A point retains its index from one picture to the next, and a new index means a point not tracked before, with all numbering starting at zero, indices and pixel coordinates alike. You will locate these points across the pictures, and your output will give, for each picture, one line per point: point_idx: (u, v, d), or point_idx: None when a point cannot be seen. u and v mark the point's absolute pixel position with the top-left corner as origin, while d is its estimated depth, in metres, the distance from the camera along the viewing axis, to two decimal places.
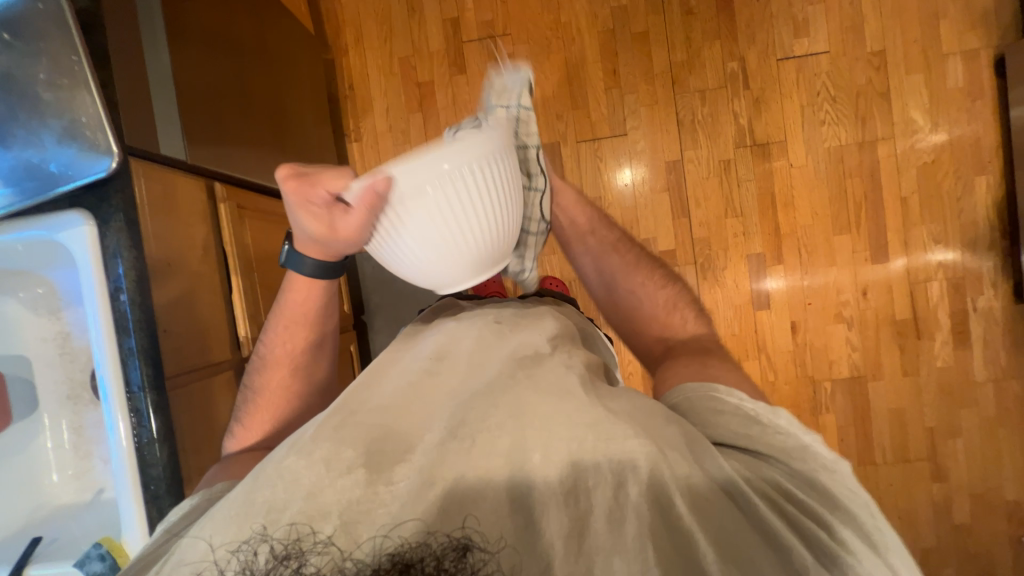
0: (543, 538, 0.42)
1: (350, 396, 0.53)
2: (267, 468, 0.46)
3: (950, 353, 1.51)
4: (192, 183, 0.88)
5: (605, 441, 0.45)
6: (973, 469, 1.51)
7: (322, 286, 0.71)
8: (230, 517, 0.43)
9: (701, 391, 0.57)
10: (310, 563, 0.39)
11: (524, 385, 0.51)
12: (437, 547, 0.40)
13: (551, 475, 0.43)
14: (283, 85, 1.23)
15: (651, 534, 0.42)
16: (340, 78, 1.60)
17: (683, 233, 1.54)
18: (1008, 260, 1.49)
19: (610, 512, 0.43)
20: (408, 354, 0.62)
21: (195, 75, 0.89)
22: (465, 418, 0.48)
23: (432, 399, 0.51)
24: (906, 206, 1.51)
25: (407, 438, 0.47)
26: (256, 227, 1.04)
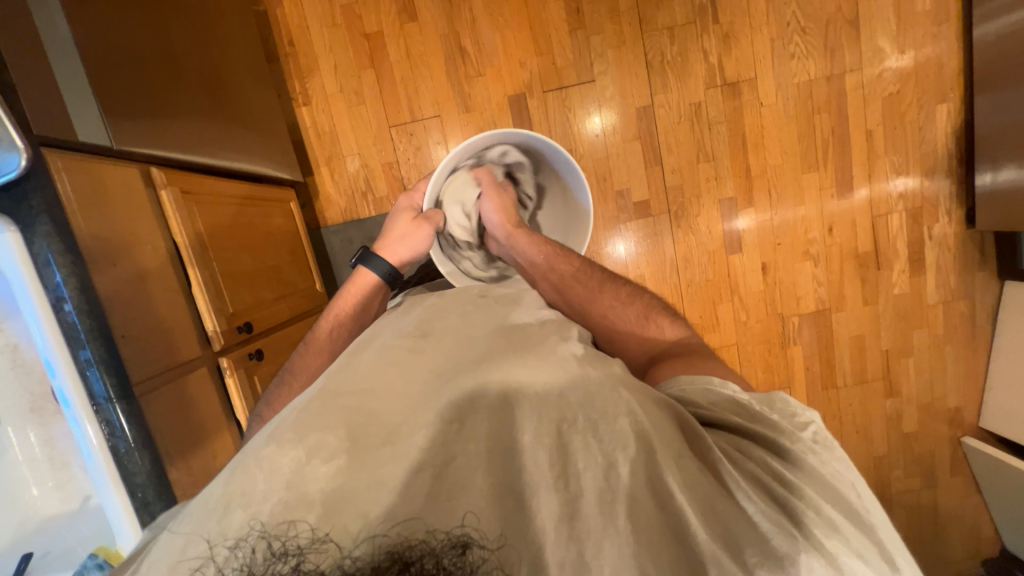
0: (534, 522, 0.38)
1: (333, 381, 0.50)
2: (247, 462, 0.42)
3: (906, 280, 1.60)
4: (125, 172, 0.80)
5: (595, 421, 0.42)
6: (922, 383, 1.66)
7: (377, 287, 0.87)
8: (213, 512, 0.39)
9: (697, 383, 0.55)
10: (310, 560, 0.34)
11: (516, 363, 0.49)
12: (437, 545, 0.35)
13: (542, 451, 0.40)
14: (211, 46, 1.09)
15: (642, 515, 0.40)
16: (278, 32, 1.43)
17: (656, 181, 1.52)
18: (962, 187, 1.54)
19: (600, 494, 0.40)
20: (390, 333, 0.60)
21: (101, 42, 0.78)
22: (453, 398, 0.44)
23: (417, 381, 0.48)
24: (871, 139, 1.52)
25: (394, 422, 0.43)
26: (208, 211, 0.96)
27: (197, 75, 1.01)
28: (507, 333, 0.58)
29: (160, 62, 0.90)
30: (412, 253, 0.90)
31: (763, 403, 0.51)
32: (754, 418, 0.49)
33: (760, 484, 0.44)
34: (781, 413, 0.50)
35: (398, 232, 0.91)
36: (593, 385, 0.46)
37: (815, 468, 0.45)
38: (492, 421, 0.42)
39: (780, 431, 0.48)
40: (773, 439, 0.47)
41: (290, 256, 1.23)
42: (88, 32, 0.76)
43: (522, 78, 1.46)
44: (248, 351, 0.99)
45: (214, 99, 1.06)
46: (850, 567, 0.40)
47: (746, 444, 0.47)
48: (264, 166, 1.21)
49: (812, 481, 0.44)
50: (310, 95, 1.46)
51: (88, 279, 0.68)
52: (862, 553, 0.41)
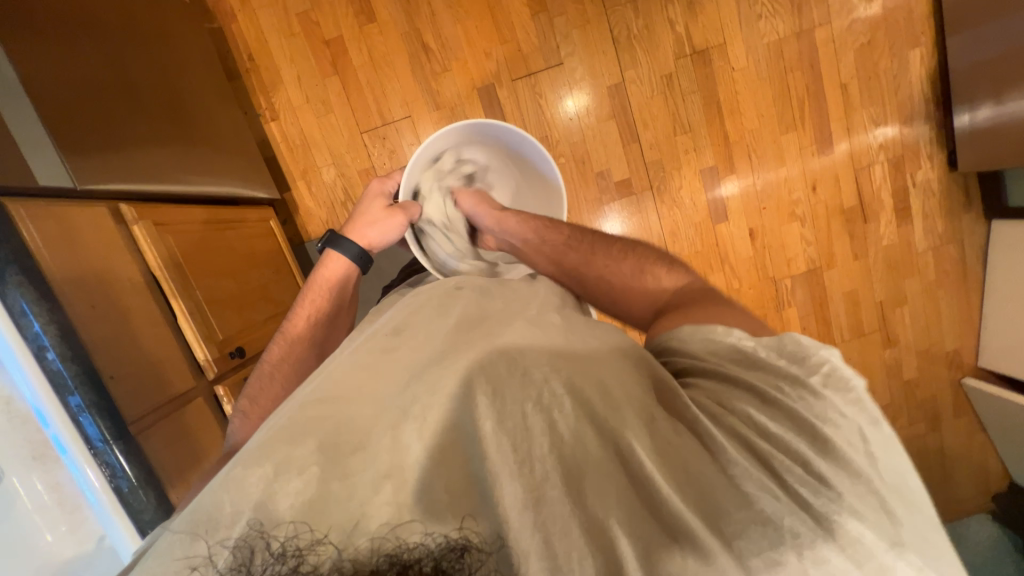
0: (501, 509, 0.39)
1: (306, 392, 0.51)
2: (218, 484, 0.42)
3: (894, 230, 1.60)
4: (94, 211, 0.80)
5: (560, 395, 0.44)
6: (918, 330, 1.67)
7: (350, 267, 0.87)
8: (186, 537, 0.40)
9: (697, 331, 0.54)
10: (309, 562, 0.35)
11: (478, 346, 0.50)
12: (434, 547, 0.35)
13: (504, 436, 0.41)
14: (170, 71, 1.07)
15: (616, 489, 0.41)
16: (236, 49, 1.40)
17: (635, 158, 1.51)
18: (942, 130, 1.53)
19: (569, 471, 0.41)
20: (364, 336, 0.62)
21: (55, 85, 0.77)
22: (415, 393, 0.46)
23: (392, 379, 0.49)
24: (847, 92, 1.50)
25: (367, 422, 0.44)
26: (184, 239, 0.95)
27: (157, 103, 0.99)
28: (472, 319, 0.58)
29: (118, 95, 0.88)
30: (382, 237, 0.90)
31: (772, 345, 0.48)
32: (747, 369, 0.48)
33: (746, 444, 0.44)
34: (790, 355, 0.47)
35: (368, 214, 0.91)
36: (565, 366, 0.48)
37: (812, 418, 0.43)
38: (450, 410, 0.43)
39: (778, 376, 0.46)
40: (760, 388, 0.46)
41: (276, 275, 1.23)
42: (36, 74, 0.75)
43: (489, 69, 1.44)
44: (242, 375, 1.00)
45: (178, 125, 1.04)
46: (838, 520, 0.40)
47: (732, 397, 0.47)
48: (236, 187, 1.20)
49: (804, 433, 0.43)
50: (277, 109, 1.44)
51: (68, 324, 0.68)
52: (857, 519, 0.40)
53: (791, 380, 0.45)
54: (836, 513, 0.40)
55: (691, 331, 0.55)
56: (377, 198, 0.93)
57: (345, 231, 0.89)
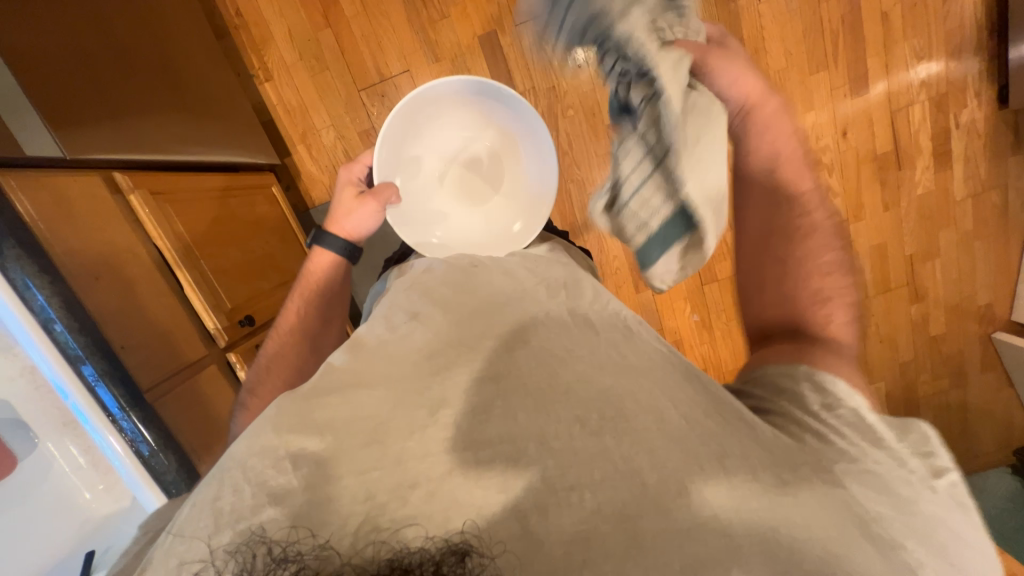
0: (543, 540, 0.37)
1: (323, 377, 0.47)
2: (231, 469, 0.40)
3: (931, 177, 1.49)
4: (91, 181, 0.78)
5: (608, 420, 0.42)
6: (949, 283, 1.59)
7: (338, 263, 0.88)
8: (198, 530, 0.38)
9: (783, 367, 0.53)
10: (307, 566, 0.33)
11: (516, 359, 0.48)
12: (436, 551, 0.34)
13: (549, 459, 0.40)
14: (158, 29, 1.02)
15: (669, 522, 0.38)
16: (223, 4, 1.32)
17: None
18: (994, 62, 1.38)
19: (621, 509, 0.38)
20: (377, 322, 0.57)
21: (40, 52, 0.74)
22: (447, 397, 0.44)
23: (404, 377, 0.47)
24: (887, 23, 1.35)
25: (384, 418, 0.43)
26: (185, 210, 0.94)
27: (143, 61, 0.94)
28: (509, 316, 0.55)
29: (99, 53, 0.84)
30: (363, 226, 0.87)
31: (894, 428, 0.46)
32: (841, 420, 0.46)
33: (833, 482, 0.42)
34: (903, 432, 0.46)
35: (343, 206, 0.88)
36: (628, 386, 0.46)
37: (895, 475, 0.42)
38: (482, 415, 0.43)
39: (873, 432, 0.45)
40: (853, 441, 0.44)
41: (282, 243, 1.22)
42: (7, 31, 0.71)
43: (490, 14, 1.34)
44: (254, 343, 1.01)
45: (166, 85, 0.99)
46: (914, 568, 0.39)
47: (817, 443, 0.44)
48: (232, 153, 1.16)
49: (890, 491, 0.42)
50: (271, 69, 1.37)
51: (73, 296, 0.69)
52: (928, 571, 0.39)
53: (860, 430, 0.45)
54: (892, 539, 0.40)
55: (789, 376, 0.51)
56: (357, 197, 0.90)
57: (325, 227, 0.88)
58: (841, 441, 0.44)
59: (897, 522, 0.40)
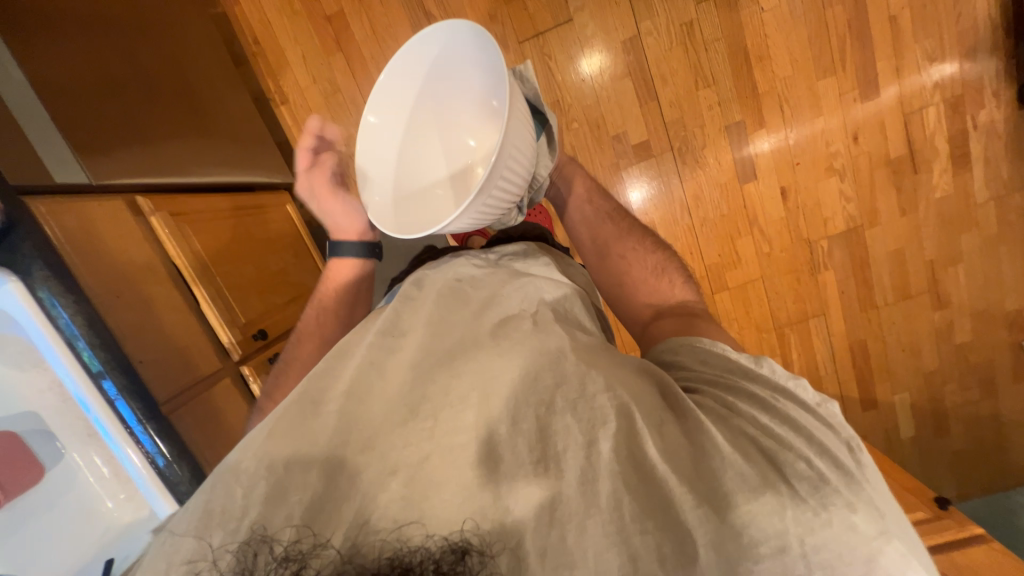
0: (514, 514, 0.38)
1: (309, 385, 0.50)
2: (224, 478, 0.42)
3: (949, 180, 1.44)
4: (114, 204, 0.83)
5: (573, 401, 0.45)
6: (975, 289, 1.53)
7: (360, 267, 0.83)
8: (188, 534, 0.39)
9: (682, 344, 0.58)
10: (311, 566, 0.35)
11: (488, 352, 0.50)
12: (436, 551, 0.35)
13: (520, 439, 0.42)
14: (179, 60, 1.08)
15: (626, 489, 0.40)
16: (241, 33, 1.39)
17: (654, 118, 1.42)
18: (1011, 62, 1.34)
19: (582, 475, 0.41)
20: (363, 326, 0.59)
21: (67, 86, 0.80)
22: (427, 393, 0.46)
23: (396, 383, 0.48)
24: (896, 26, 1.33)
25: (374, 421, 0.44)
26: (203, 228, 0.98)
27: (165, 90, 1.00)
28: (486, 311, 0.57)
29: (125, 86, 0.90)
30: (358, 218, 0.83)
31: (750, 363, 0.51)
32: (740, 379, 0.50)
33: (745, 439, 0.44)
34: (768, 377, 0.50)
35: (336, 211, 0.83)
36: (587, 369, 0.48)
37: (797, 415, 0.45)
38: (459, 406, 0.44)
39: (751, 380, 0.50)
40: (756, 394, 0.48)
41: (295, 258, 1.25)
42: (40, 71, 0.77)
43: (495, 33, 1.37)
44: (267, 356, 1.04)
45: (188, 112, 1.05)
46: (834, 509, 0.40)
47: (733, 401, 0.48)
48: (250, 174, 1.21)
49: (800, 434, 0.44)
50: (286, 92, 1.43)
51: (94, 313, 0.72)
52: (848, 511, 0.40)
53: (762, 386, 0.49)
54: (810, 476, 0.41)
55: (675, 351, 0.58)
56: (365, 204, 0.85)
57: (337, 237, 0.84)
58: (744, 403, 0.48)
59: (807, 457, 0.42)
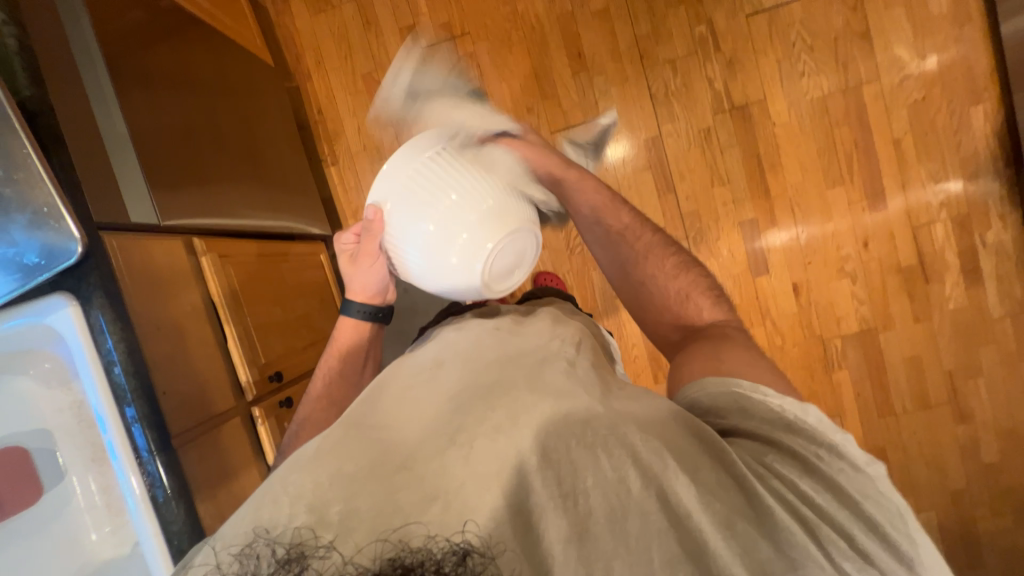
0: (543, 541, 0.42)
1: (361, 414, 0.56)
2: (271, 484, 0.46)
3: (962, 293, 1.47)
4: (172, 245, 0.91)
5: (605, 437, 0.47)
6: (998, 406, 1.48)
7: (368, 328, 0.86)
8: (233, 529, 0.43)
9: (723, 387, 0.59)
10: (312, 565, 0.38)
11: (521, 388, 0.53)
12: (437, 552, 0.38)
13: (547, 475, 0.44)
14: (253, 125, 1.23)
15: (659, 532, 0.44)
16: (308, 104, 1.57)
17: (671, 209, 1.51)
18: (1014, 189, 1.42)
19: (613, 512, 0.44)
20: (412, 366, 0.67)
21: (157, 143, 0.91)
22: (465, 424, 0.49)
23: (432, 414, 0.53)
24: (901, 148, 1.44)
25: (411, 448, 0.48)
26: (245, 270, 1.06)
27: (233, 148, 1.13)
28: (526, 356, 0.62)
29: (201, 142, 1.02)
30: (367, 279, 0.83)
31: (796, 411, 0.54)
32: (788, 436, 0.53)
33: (787, 504, 0.49)
34: (819, 427, 0.53)
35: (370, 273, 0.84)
36: (620, 416, 0.51)
37: (841, 478, 0.51)
38: (494, 434, 0.47)
39: (807, 441, 0.53)
40: (801, 454, 0.52)
41: (320, 305, 1.32)
42: (139, 127, 0.88)
43: (530, 122, 1.53)
44: (279, 399, 1.06)
45: (249, 167, 1.17)
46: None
47: (773, 460, 0.52)
48: (296, 223, 1.32)
49: (843, 500, 0.50)
50: (338, 155, 1.58)
51: (135, 342, 0.78)
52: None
53: (805, 441, 0.53)
54: (839, 531, 0.48)
55: (711, 395, 0.60)
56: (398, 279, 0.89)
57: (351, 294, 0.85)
58: (790, 463, 0.52)
59: (846, 525, 0.49)
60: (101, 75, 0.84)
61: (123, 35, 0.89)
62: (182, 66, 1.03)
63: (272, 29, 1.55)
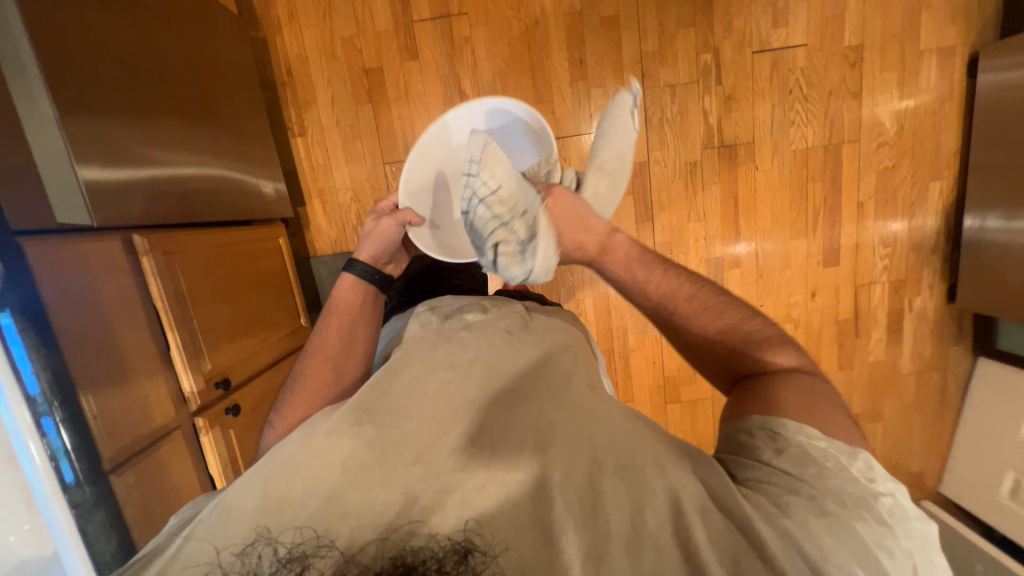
0: (561, 558, 0.46)
1: (379, 399, 0.56)
2: (286, 467, 0.50)
3: (883, 348, 1.63)
4: (108, 248, 0.83)
5: (622, 469, 0.51)
6: (888, 446, 1.70)
7: (364, 289, 0.87)
8: (253, 510, 0.48)
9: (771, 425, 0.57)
10: (315, 565, 0.45)
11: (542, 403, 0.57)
12: (438, 551, 0.45)
13: (569, 492, 0.49)
14: (209, 95, 1.08)
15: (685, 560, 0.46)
16: (276, 61, 1.40)
17: (646, 236, 1.53)
18: (947, 263, 1.56)
19: (629, 542, 0.47)
20: (433, 348, 0.64)
21: (94, 131, 0.79)
22: (484, 430, 0.52)
23: (457, 413, 0.54)
24: (863, 210, 1.52)
25: (429, 446, 0.51)
26: (191, 267, 0.98)
27: (182, 122, 0.99)
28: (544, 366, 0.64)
29: (144, 115, 0.89)
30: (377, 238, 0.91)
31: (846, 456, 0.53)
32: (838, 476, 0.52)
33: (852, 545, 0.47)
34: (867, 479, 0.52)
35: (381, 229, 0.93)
36: (652, 445, 0.54)
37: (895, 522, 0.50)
38: (511, 445, 0.51)
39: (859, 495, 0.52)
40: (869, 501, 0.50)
41: (275, 297, 1.24)
42: (68, 103, 0.75)
43: None
44: (226, 405, 1.03)
45: (202, 145, 1.04)
46: None
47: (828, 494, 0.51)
48: (255, 209, 1.21)
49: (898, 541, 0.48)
50: (307, 125, 1.44)
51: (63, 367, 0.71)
52: None
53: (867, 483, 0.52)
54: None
55: (747, 432, 0.57)
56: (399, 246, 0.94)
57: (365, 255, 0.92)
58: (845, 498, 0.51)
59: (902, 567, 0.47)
60: (16, 31, 0.70)
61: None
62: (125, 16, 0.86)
63: None
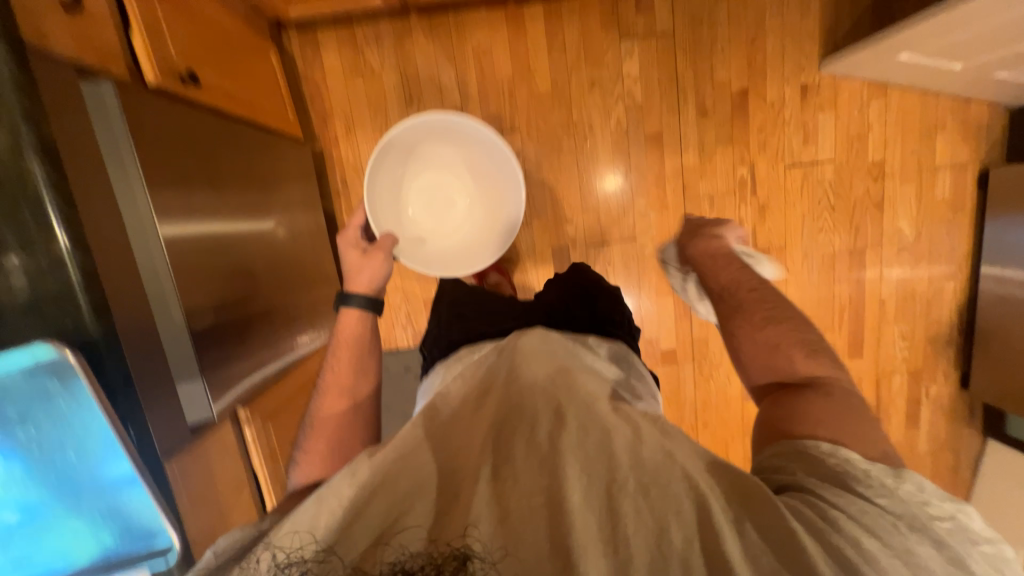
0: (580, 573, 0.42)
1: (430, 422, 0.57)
2: (328, 487, 0.49)
3: (902, 431, 1.72)
4: (221, 432, 0.86)
5: (652, 486, 0.48)
6: None
7: (367, 320, 0.94)
8: (306, 511, 0.47)
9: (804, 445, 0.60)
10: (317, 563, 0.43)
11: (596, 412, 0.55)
12: (438, 556, 0.43)
13: (591, 497, 0.47)
14: (285, 233, 1.09)
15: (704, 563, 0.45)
16: (332, 173, 1.43)
17: (684, 332, 1.59)
18: (959, 354, 1.67)
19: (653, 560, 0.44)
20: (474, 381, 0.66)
21: (205, 320, 0.77)
22: (516, 446, 0.51)
23: (489, 435, 0.54)
24: (884, 308, 1.62)
25: (472, 463, 0.50)
26: (280, 419, 1.03)
27: (265, 261, 0.98)
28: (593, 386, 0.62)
29: (238, 269, 0.88)
30: (370, 276, 0.95)
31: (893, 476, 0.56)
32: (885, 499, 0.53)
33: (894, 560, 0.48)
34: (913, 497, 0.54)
35: (350, 258, 0.97)
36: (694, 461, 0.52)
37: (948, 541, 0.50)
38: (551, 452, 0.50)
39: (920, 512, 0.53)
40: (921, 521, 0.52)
41: None
42: (189, 301, 0.74)
43: (566, 231, 1.51)
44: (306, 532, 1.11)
45: (274, 273, 1.03)
46: None
47: (864, 507, 0.52)
48: (313, 321, 1.19)
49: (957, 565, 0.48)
50: None
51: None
52: None
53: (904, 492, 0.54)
54: None
55: (795, 456, 0.59)
56: (380, 257, 0.97)
57: (348, 288, 0.94)
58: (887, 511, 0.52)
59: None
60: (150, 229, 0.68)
61: (167, 159, 0.73)
62: (219, 174, 0.86)
63: (297, 83, 1.38)
